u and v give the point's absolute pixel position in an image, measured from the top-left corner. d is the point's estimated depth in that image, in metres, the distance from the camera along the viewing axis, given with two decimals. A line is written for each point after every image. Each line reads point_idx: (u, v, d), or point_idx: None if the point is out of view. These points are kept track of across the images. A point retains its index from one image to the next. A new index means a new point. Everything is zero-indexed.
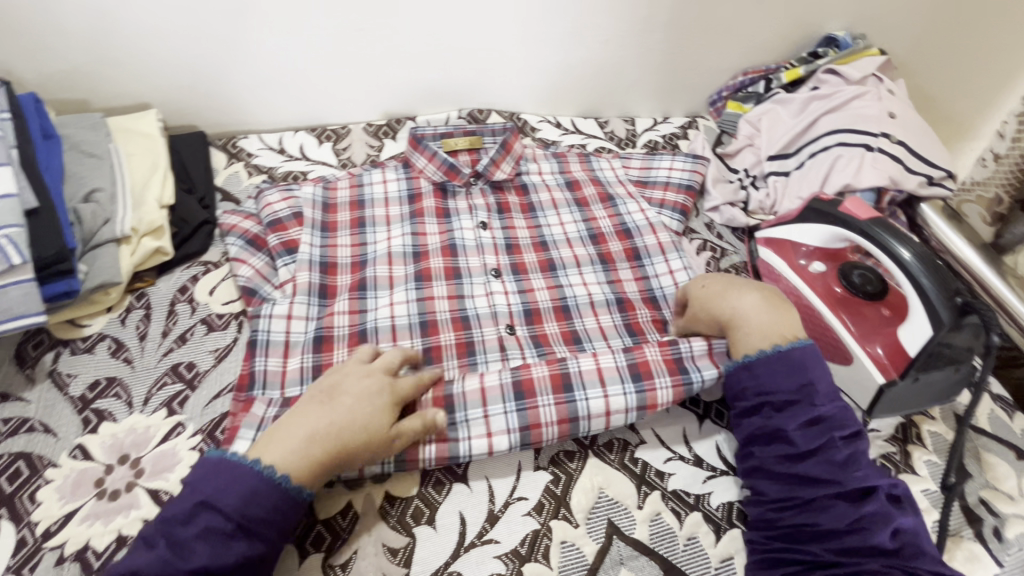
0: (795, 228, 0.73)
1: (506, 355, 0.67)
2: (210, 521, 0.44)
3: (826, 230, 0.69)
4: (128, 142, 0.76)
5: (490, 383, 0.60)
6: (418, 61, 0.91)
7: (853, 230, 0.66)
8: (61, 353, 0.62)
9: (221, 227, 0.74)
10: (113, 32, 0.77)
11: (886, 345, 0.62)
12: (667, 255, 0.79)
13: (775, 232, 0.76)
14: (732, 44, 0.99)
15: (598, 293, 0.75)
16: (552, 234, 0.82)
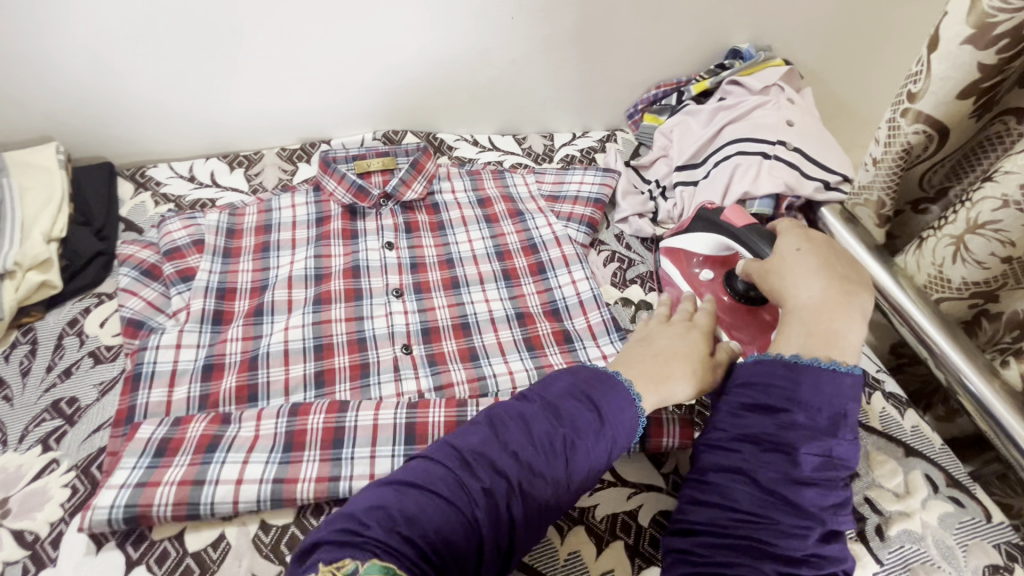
0: (686, 237, 0.75)
1: (400, 376, 0.68)
2: (532, 451, 0.44)
3: (706, 237, 0.72)
4: (24, 176, 0.76)
5: (384, 421, 0.59)
6: (329, 84, 0.92)
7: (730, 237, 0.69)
8: None
9: (118, 258, 0.74)
10: (10, 68, 0.78)
11: (761, 348, 0.65)
12: (570, 267, 0.80)
13: (672, 241, 0.78)
14: (641, 58, 1.02)
15: (499, 309, 0.76)
16: (459, 251, 0.83)
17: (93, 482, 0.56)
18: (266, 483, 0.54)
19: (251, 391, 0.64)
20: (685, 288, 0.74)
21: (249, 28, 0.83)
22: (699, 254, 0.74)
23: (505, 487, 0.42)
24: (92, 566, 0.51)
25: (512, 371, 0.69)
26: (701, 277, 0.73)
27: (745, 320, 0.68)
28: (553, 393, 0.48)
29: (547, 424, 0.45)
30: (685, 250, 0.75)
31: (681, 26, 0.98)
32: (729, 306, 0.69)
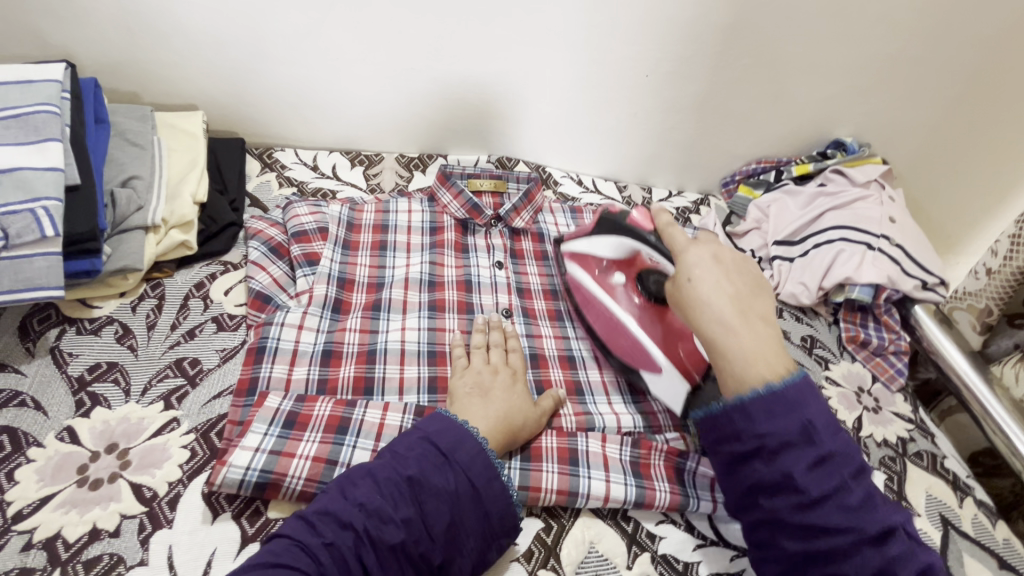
0: (591, 242, 0.76)
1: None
2: (422, 467, 0.49)
3: (613, 241, 0.73)
4: (171, 138, 0.77)
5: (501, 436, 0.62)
6: (457, 105, 0.95)
7: (636, 239, 0.70)
8: (66, 331, 0.61)
9: (247, 231, 0.75)
10: (175, 36, 0.80)
11: (688, 350, 0.64)
12: None
13: (578, 246, 0.78)
14: (749, 134, 1.05)
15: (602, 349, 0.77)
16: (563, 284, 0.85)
17: (212, 449, 0.55)
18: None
19: (367, 384, 0.64)
20: (594, 291, 0.74)
21: (403, 41, 0.85)
22: (603, 258, 0.74)
23: (432, 495, 0.48)
24: (207, 535, 0.50)
25: (617, 412, 0.68)
26: (611, 280, 0.73)
27: (666, 321, 0.68)
28: (441, 426, 0.52)
29: (465, 450, 0.51)
30: (592, 255, 0.76)
31: (795, 111, 1.02)
32: (650, 310, 0.69)
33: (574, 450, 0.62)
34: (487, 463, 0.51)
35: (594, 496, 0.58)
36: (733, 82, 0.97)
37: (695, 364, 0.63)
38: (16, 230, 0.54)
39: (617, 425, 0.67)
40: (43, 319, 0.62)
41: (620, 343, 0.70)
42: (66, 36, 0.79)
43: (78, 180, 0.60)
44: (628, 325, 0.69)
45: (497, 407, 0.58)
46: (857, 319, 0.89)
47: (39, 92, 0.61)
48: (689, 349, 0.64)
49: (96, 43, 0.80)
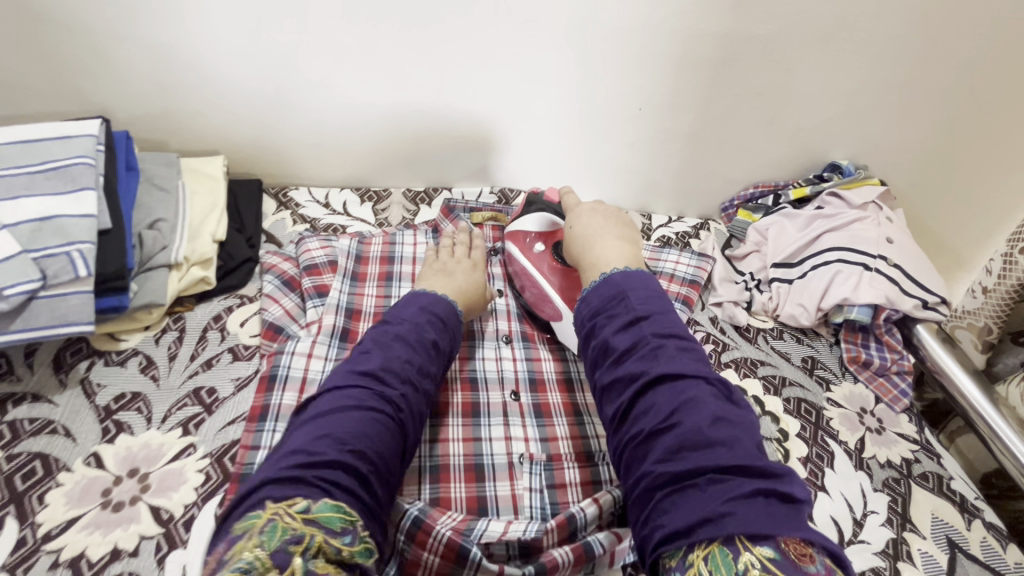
0: (520, 219, 0.84)
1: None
2: None
3: (535, 216, 0.82)
4: (193, 181, 0.83)
5: (496, 399, 0.73)
6: (462, 141, 1.00)
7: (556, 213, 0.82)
8: (95, 363, 0.66)
9: (261, 265, 0.80)
10: (199, 89, 0.87)
11: None
12: None
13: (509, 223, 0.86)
14: (745, 159, 1.08)
15: None
16: None
17: (225, 473, 0.59)
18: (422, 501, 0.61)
19: None
20: (522, 260, 0.82)
21: (408, 85, 0.91)
22: (530, 232, 0.83)
23: (373, 427, 0.52)
24: None
25: None
26: (534, 249, 0.81)
27: (571, 281, 0.78)
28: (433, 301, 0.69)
29: (418, 351, 0.62)
30: (520, 230, 0.83)
31: (789, 137, 1.05)
32: (560, 270, 0.79)
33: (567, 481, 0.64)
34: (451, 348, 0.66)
35: (606, 551, 0.58)
36: (726, 112, 1.00)
37: None
38: (53, 271, 0.59)
39: None
40: (75, 352, 0.66)
41: (535, 296, 0.80)
42: (103, 92, 0.86)
43: (109, 225, 0.66)
44: (542, 284, 0.79)
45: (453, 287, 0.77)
46: (858, 339, 0.89)
47: (77, 146, 0.67)
48: None
49: (130, 97, 0.87)
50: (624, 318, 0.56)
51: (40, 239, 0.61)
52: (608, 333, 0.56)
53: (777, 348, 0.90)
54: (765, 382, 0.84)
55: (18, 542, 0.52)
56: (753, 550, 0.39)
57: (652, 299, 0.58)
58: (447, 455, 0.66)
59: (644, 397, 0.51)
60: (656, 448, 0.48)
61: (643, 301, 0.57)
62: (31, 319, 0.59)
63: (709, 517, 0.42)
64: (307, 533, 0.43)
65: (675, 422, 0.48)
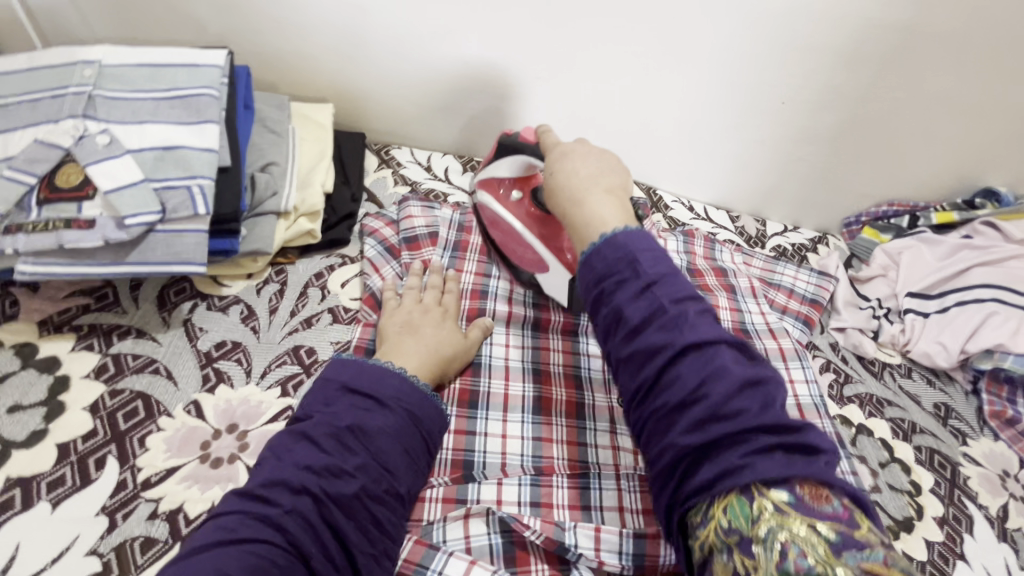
0: (490, 164, 0.70)
1: (623, 487, 0.59)
2: None
3: (508, 160, 0.67)
4: (303, 127, 0.78)
5: (602, 403, 0.66)
6: (524, 99, 0.90)
7: (525, 157, 0.65)
8: (198, 306, 0.63)
9: (363, 227, 0.75)
10: (317, 29, 0.82)
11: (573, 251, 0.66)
12: (788, 362, 0.77)
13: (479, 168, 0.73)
14: (889, 173, 0.96)
15: (805, 395, 0.74)
16: (754, 322, 0.81)
17: None
18: (523, 505, 0.57)
19: (472, 398, 0.64)
20: (498, 211, 0.71)
21: (533, 48, 0.83)
22: (503, 178, 0.70)
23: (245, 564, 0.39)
24: None
25: None
26: (511, 198, 0.70)
27: (552, 230, 0.68)
28: (356, 370, 0.53)
29: (329, 450, 0.47)
30: (493, 175, 0.70)
31: (946, 154, 0.92)
32: (538, 218, 0.68)
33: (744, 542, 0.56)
34: (386, 428, 0.49)
35: None
36: (881, 116, 0.88)
37: None
38: (173, 205, 0.56)
39: None
40: (179, 292, 0.64)
41: (512, 247, 0.71)
42: (223, 24, 0.83)
43: (229, 162, 0.62)
44: (520, 235, 0.69)
45: (423, 347, 0.60)
46: (1003, 392, 0.78)
47: (203, 75, 0.64)
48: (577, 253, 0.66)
49: (248, 32, 0.83)
50: (636, 284, 0.44)
51: (162, 168, 0.57)
52: (622, 299, 0.44)
53: (905, 388, 0.80)
54: (893, 426, 0.75)
55: (118, 485, 0.49)
56: (769, 497, 0.35)
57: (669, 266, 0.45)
58: (551, 457, 0.61)
59: (670, 366, 0.41)
60: (682, 419, 0.40)
61: (655, 264, 0.45)
62: (148, 253, 0.56)
63: (727, 467, 0.37)
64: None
65: (737, 410, 0.38)
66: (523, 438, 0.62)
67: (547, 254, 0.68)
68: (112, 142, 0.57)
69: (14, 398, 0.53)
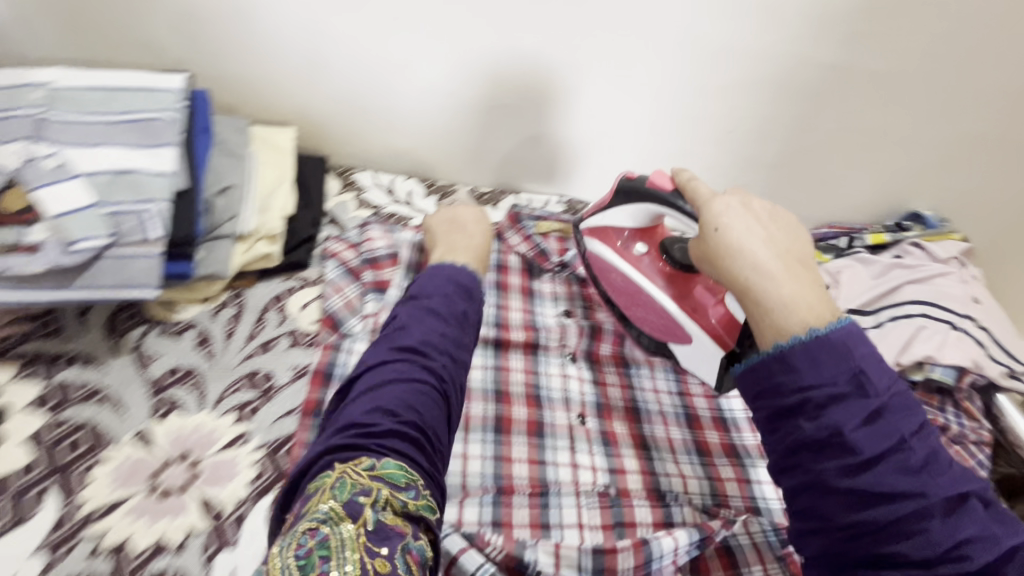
0: (609, 212, 0.68)
1: (582, 504, 0.61)
2: None
3: (632, 209, 0.66)
4: (262, 151, 0.78)
5: (562, 421, 0.68)
6: (553, 113, 0.90)
7: (658, 204, 0.62)
8: (150, 331, 0.62)
9: (323, 250, 0.75)
10: (280, 55, 0.83)
11: (717, 314, 0.63)
12: (677, 454, 0.67)
13: (593, 219, 0.71)
14: (825, 198, 1.03)
15: (695, 487, 0.65)
16: (645, 400, 0.72)
17: (279, 469, 0.55)
18: (483, 525, 0.58)
19: None
20: (621, 267, 0.69)
21: (497, 78, 0.85)
22: (625, 229, 0.69)
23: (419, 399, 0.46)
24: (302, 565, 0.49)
25: (684, 474, 0.66)
26: (633, 251, 0.69)
27: (688, 291, 0.66)
28: (456, 268, 0.58)
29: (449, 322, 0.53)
30: (612, 227, 0.69)
31: (876, 181, 0.99)
32: (672, 277, 0.67)
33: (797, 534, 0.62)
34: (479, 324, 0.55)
35: None
36: (816, 146, 0.95)
37: (727, 328, 0.62)
38: (126, 229, 0.56)
39: (685, 488, 0.64)
40: (132, 315, 0.62)
41: (641, 304, 0.68)
42: (181, 48, 0.82)
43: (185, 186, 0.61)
44: (653, 295, 0.66)
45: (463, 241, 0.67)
46: (934, 401, 0.84)
47: (160, 99, 0.63)
48: (724, 319, 0.62)
49: (208, 55, 0.83)
50: (866, 407, 0.40)
51: (115, 193, 0.57)
52: (844, 420, 0.39)
53: None
54: None
55: (59, 521, 0.48)
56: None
57: (887, 377, 0.41)
58: (512, 476, 0.61)
59: (918, 518, 0.38)
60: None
61: (881, 376, 0.41)
62: (97, 279, 0.55)
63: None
64: (374, 487, 0.40)
65: (964, 554, 0.37)
66: (484, 457, 0.62)
67: (690, 323, 0.64)
68: (60, 165, 0.56)
69: None
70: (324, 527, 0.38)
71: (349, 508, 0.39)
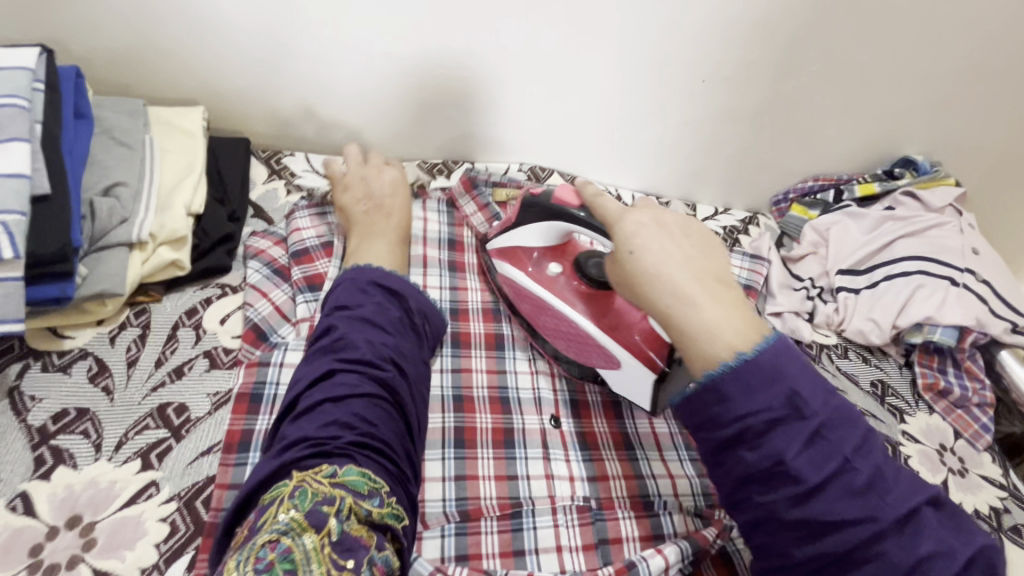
0: (516, 232, 0.63)
1: (561, 522, 0.53)
2: None
3: (542, 228, 0.61)
4: (163, 137, 0.66)
5: (532, 426, 0.59)
6: (500, 112, 0.84)
7: (563, 222, 0.58)
8: (31, 368, 0.51)
9: (245, 249, 0.65)
10: (173, 20, 0.69)
11: (641, 332, 0.56)
12: (665, 450, 0.59)
13: (500, 239, 0.66)
14: (807, 149, 0.94)
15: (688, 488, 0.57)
16: None
17: (196, 524, 0.45)
18: (447, 560, 0.50)
19: None
20: (532, 288, 0.62)
21: (432, 35, 0.73)
22: (535, 247, 0.63)
23: (375, 414, 0.44)
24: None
25: (673, 474, 0.58)
26: (546, 271, 0.62)
27: (606, 308, 0.59)
28: (381, 273, 0.54)
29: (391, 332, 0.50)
30: (519, 246, 0.64)
31: (864, 125, 0.91)
32: (590, 296, 0.59)
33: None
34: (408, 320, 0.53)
35: None
36: (798, 89, 0.85)
37: (655, 347, 0.55)
38: None
39: (674, 492, 0.56)
40: (4, 352, 0.52)
41: (557, 331, 0.60)
42: (50, 17, 0.68)
43: (48, 189, 0.50)
44: (566, 315, 0.59)
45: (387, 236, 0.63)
46: (933, 363, 0.78)
47: (7, 82, 0.51)
48: (647, 335, 0.55)
49: (84, 25, 0.69)
50: (804, 429, 0.38)
51: None
52: (788, 449, 0.38)
53: (842, 369, 0.79)
54: None
55: None
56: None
57: (821, 391, 0.39)
58: (478, 498, 0.53)
59: (872, 542, 0.36)
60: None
61: (816, 394, 0.39)
62: None
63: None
64: (338, 496, 0.37)
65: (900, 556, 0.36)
66: (444, 479, 0.54)
67: (614, 346, 0.56)
68: None
69: None
70: (285, 539, 0.34)
71: (312, 518, 0.36)
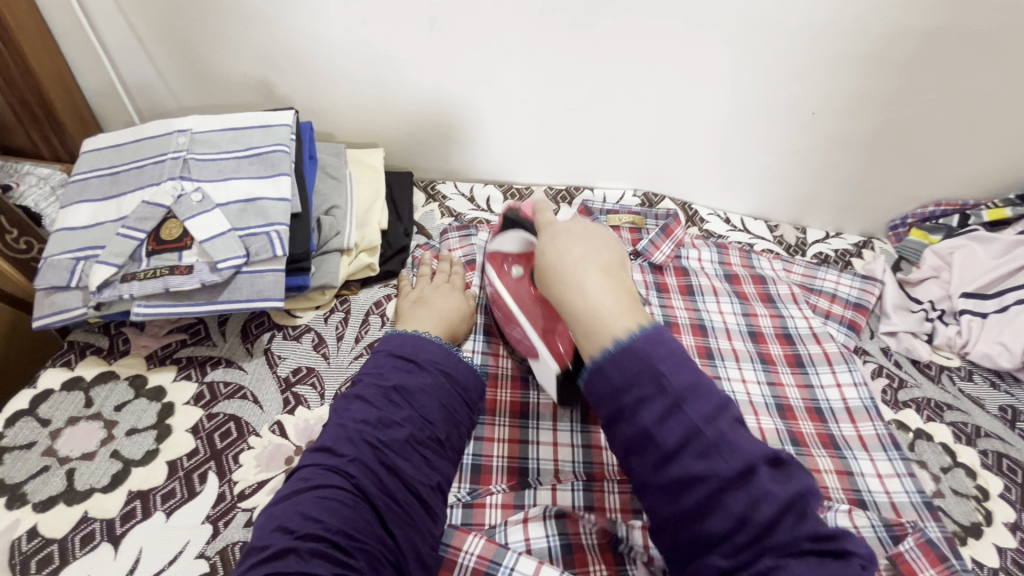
0: (499, 236, 0.70)
1: None
2: None
3: (512, 235, 0.67)
4: (359, 171, 0.86)
5: None
6: (608, 143, 0.96)
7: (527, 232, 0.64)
8: (276, 335, 0.71)
9: (413, 258, 0.82)
10: (368, 84, 0.91)
11: (563, 341, 0.61)
12: (871, 451, 0.68)
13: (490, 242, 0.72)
14: (925, 176, 0.94)
15: (899, 492, 0.65)
16: (829, 400, 0.74)
17: None
18: (577, 508, 0.59)
19: (523, 408, 0.68)
20: (499, 287, 0.69)
21: (564, 86, 0.88)
22: (509, 253, 0.69)
23: (326, 506, 0.45)
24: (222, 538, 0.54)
25: (881, 474, 0.66)
26: (512, 273, 0.69)
27: (551, 332, 0.63)
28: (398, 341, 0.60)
29: (379, 405, 0.53)
30: (499, 250, 0.70)
31: (992, 150, 0.89)
32: (537, 299, 0.65)
33: (938, 545, 0.57)
34: (424, 388, 0.56)
35: None
36: (914, 119, 0.87)
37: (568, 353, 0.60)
38: (255, 249, 0.64)
39: (884, 490, 0.65)
40: (259, 324, 0.72)
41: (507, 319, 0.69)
42: (287, 86, 0.92)
43: (299, 209, 0.70)
44: (513, 311, 0.66)
45: (437, 313, 0.69)
46: None
47: (274, 135, 0.73)
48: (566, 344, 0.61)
49: (308, 91, 0.93)
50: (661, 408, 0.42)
51: (245, 219, 0.66)
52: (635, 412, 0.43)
53: (966, 391, 0.78)
54: (955, 430, 0.73)
55: (219, 497, 0.57)
56: None
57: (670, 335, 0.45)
58: (602, 463, 0.63)
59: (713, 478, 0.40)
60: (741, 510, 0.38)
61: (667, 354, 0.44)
62: (234, 292, 0.64)
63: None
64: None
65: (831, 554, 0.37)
66: (573, 445, 0.65)
67: (539, 343, 0.62)
68: (204, 198, 0.66)
69: (131, 423, 0.62)
70: None
71: None
